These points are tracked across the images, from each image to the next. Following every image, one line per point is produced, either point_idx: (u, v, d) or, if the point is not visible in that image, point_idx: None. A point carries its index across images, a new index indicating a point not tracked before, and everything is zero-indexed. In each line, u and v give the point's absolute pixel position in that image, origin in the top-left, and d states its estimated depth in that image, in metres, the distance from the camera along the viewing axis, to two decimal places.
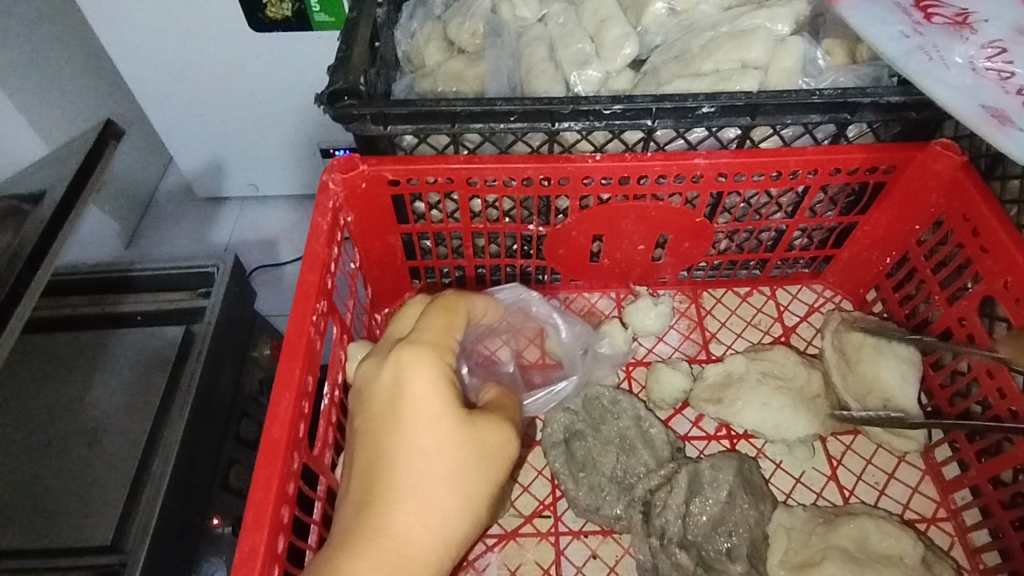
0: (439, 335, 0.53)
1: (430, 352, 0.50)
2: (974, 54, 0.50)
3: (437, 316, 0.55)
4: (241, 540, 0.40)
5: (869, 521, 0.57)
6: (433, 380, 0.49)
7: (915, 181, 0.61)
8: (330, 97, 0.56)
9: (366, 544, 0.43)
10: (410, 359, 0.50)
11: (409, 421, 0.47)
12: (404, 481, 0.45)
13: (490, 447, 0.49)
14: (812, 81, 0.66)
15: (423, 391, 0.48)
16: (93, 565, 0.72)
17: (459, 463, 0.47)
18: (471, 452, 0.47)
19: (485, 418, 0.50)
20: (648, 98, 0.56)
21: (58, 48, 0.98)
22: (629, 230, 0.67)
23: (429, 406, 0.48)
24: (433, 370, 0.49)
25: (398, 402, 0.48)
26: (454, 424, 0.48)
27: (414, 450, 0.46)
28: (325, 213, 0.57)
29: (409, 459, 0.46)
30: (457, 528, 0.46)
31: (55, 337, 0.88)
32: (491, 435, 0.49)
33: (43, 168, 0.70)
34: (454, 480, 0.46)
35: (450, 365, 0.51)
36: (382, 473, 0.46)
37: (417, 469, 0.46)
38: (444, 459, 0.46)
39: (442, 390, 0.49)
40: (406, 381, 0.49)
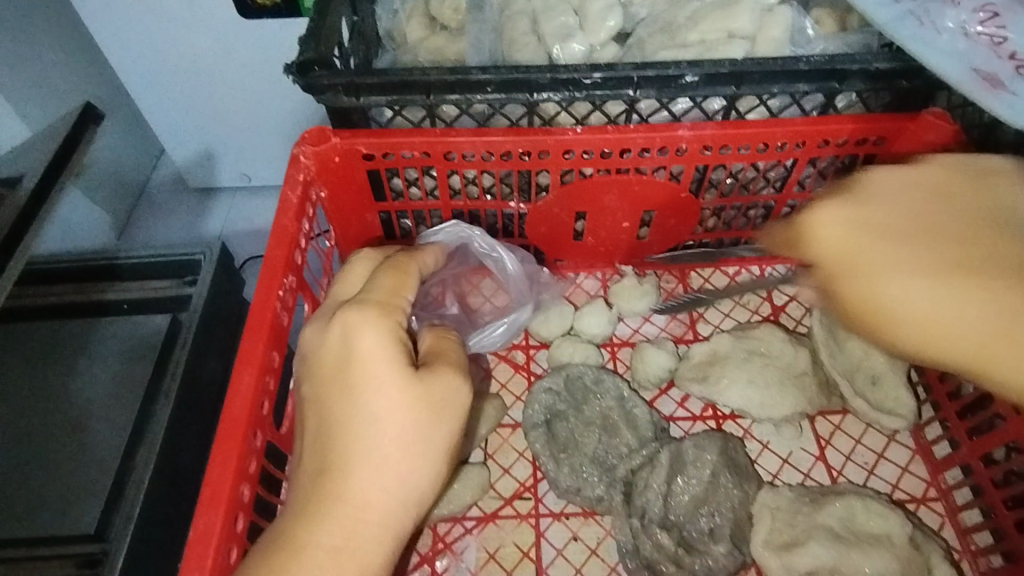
0: (388, 294, 0.51)
1: (377, 311, 0.48)
2: (966, 19, 0.48)
3: (388, 275, 0.52)
4: (196, 519, 0.39)
5: (857, 501, 0.56)
6: (380, 340, 0.46)
7: (905, 152, 0.59)
8: (300, 67, 0.54)
9: (323, 512, 0.43)
10: (356, 320, 0.47)
11: (358, 385, 0.45)
12: (356, 446, 0.44)
13: (444, 401, 0.47)
14: (801, 51, 0.64)
15: (371, 351, 0.46)
16: (77, 555, 0.70)
17: (411, 422, 0.45)
18: (424, 409, 0.46)
19: (437, 371, 0.48)
20: (628, 66, 0.54)
21: (42, 32, 0.96)
22: (613, 207, 0.65)
23: (376, 367, 0.46)
24: (380, 330, 0.47)
25: (347, 366, 0.46)
26: (403, 383, 0.46)
27: (364, 412, 0.45)
28: (295, 186, 0.56)
29: (360, 423, 0.44)
30: (415, 486, 0.45)
31: (37, 325, 0.86)
32: (444, 389, 0.47)
33: (20, 151, 0.68)
34: (410, 439, 0.45)
35: (400, 323, 0.49)
36: (334, 440, 0.45)
37: (369, 433, 0.44)
38: (395, 420, 0.45)
39: (389, 349, 0.46)
40: (353, 344, 0.47)
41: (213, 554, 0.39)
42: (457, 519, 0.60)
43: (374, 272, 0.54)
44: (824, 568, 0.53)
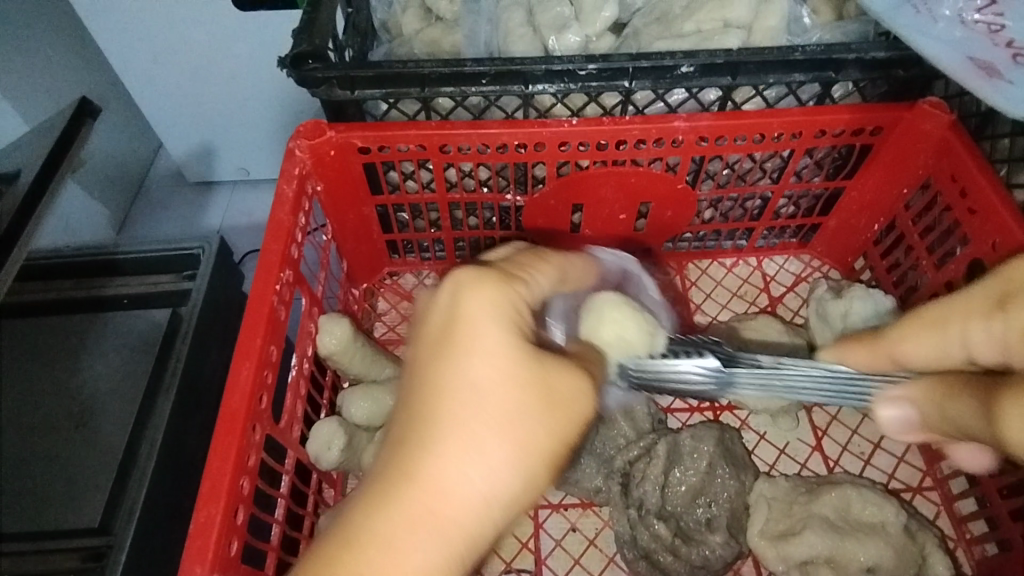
0: (517, 267, 0.42)
1: (498, 275, 0.39)
2: (961, 6, 0.49)
3: (528, 256, 0.44)
4: (195, 512, 0.39)
5: (852, 490, 0.56)
6: (493, 304, 0.38)
7: (902, 141, 0.59)
8: (294, 60, 0.54)
9: (388, 504, 0.33)
10: (466, 278, 0.39)
11: (458, 352, 0.37)
12: (442, 428, 0.35)
13: (564, 397, 0.38)
14: (797, 41, 0.64)
15: (481, 317, 0.37)
16: (81, 548, 0.70)
17: (515, 411, 0.36)
18: (538, 399, 0.36)
19: (564, 365, 0.39)
20: (624, 57, 0.54)
21: (37, 26, 0.95)
22: (610, 199, 0.65)
23: (486, 334, 0.37)
24: (496, 294, 0.38)
25: (446, 330, 0.37)
26: (517, 362, 0.37)
27: (461, 386, 0.36)
28: (290, 180, 0.56)
29: (454, 398, 0.36)
30: (507, 493, 0.35)
31: (38, 320, 0.87)
32: (566, 385, 0.38)
33: (16, 147, 0.68)
34: (512, 431, 0.35)
35: (521, 294, 0.40)
36: (415, 415, 0.36)
37: (459, 412, 0.35)
38: (496, 402, 0.36)
39: (507, 320, 0.37)
40: (463, 303, 0.38)
41: (213, 547, 0.39)
42: None
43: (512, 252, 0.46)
44: (820, 556, 0.54)
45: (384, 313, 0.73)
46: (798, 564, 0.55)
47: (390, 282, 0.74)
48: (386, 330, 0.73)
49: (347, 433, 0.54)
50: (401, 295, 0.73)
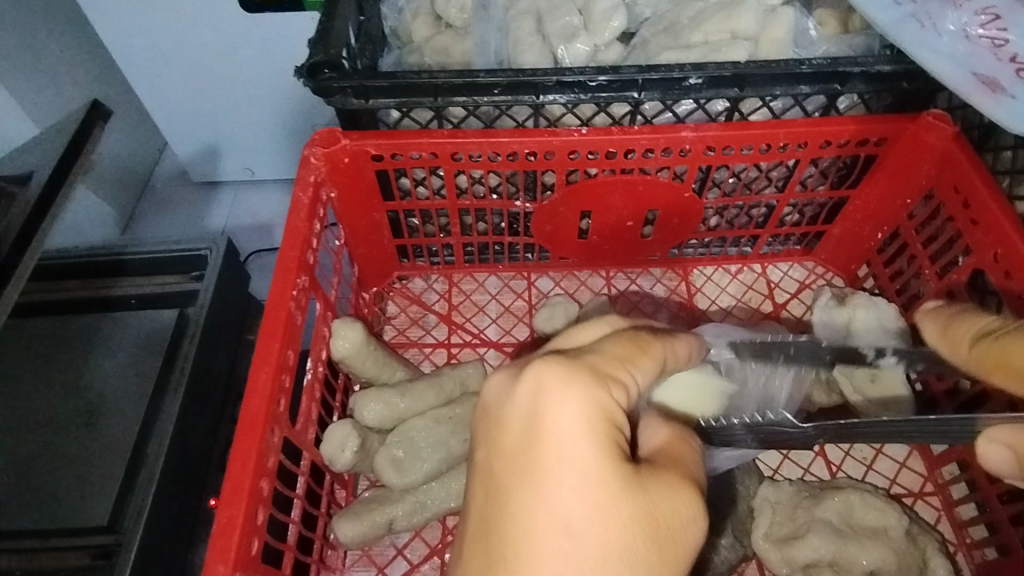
0: (610, 363, 0.39)
1: (590, 380, 0.37)
2: (967, 21, 0.49)
3: (624, 343, 0.42)
4: (218, 512, 0.40)
5: (855, 495, 0.57)
6: (585, 420, 0.35)
7: (907, 153, 0.59)
8: (310, 70, 0.55)
9: None
10: (555, 383, 0.36)
11: (549, 475, 0.35)
12: (539, 563, 0.34)
13: (665, 528, 0.36)
14: (803, 53, 0.65)
15: (572, 438, 0.35)
16: (90, 546, 0.72)
17: (613, 544, 0.34)
18: (635, 534, 0.35)
19: (663, 483, 0.37)
20: (633, 69, 0.55)
21: (47, 28, 0.96)
22: (618, 206, 0.66)
23: (577, 454, 0.35)
24: (587, 406, 0.36)
25: (535, 445, 0.36)
26: (612, 492, 0.35)
27: (553, 520, 0.34)
28: (306, 187, 0.57)
29: (546, 534, 0.34)
30: None
31: (47, 318, 0.88)
32: (667, 507, 0.36)
33: (29, 149, 0.69)
34: (606, 572, 0.34)
35: (614, 402, 0.37)
36: (509, 542, 0.35)
37: (557, 546, 0.34)
38: (593, 534, 0.34)
39: (600, 443, 0.35)
40: (551, 417, 0.36)
41: (235, 546, 0.40)
42: None
43: (603, 334, 0.43)
44: (824, 559, 0.55)
45: (393, 316, 0.74)
46: (802, 567, 0.56)
47: (399, 285, 0.75)
48: (395, 333, 0.74)
49: (360, 435, 0.55)
50: (411, 298, 0.74)
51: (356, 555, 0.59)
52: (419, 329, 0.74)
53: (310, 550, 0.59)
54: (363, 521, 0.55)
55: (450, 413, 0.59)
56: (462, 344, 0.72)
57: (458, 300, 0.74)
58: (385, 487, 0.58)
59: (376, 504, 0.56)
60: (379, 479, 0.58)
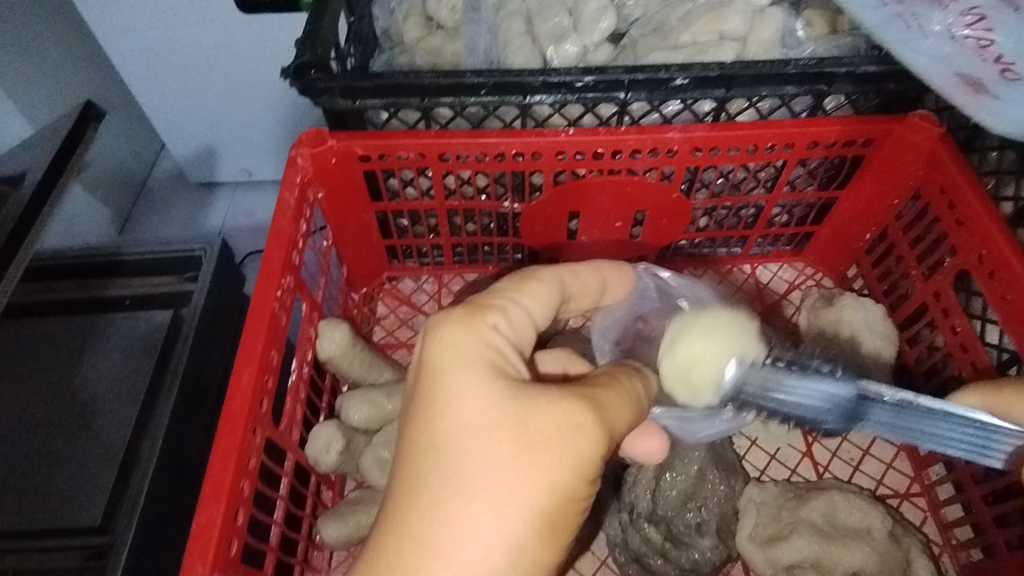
0: (489, 297, 0.44)
1: (461, 312, 0.42)
2: (952, 22, 0.49)
3: (511, 282, 0.47)
4: (197, 512, 0.40)
5: (838, 496, 0.57)
6: (454, 344, 0.40)
7: (893, 154, 0.59)
8: (297, 70, 0.55)
9: (375, 559, 0.36)
10: (432, 319, 0.42)
11: (426, 397, 0.39)
12: (418, 476, 0.37)
13: (541, 432, 0.37)
14: (792, 52, 0.65)
15: (444, 360, 0.40)
16: (84, 546, 0.72)
17: (484, 449, 0.37)
18: (505, 437, 0.37)
19: (541, 395, 0.38)
20: (620, 69, 0.55)
21: (42, 28, 0.96)
22: (606, 207, 0.66)
23: (452, 377, 0.39)
24: (455, 330, 0.41)
25: (419, 374, 0.41)
26: (480, 402, 0.38)
27: (429, 435, 0.38)
28: (292, 187, 0.57)
29: (425, 449, 0.38)
30: (482, 539, 0.35)
31: (41, 319, 0.87)
32: (544, 415, 0.37)
33: (22, 150, 0.69)
34: (478, 475, 0.36)
35: (487, 327, 0.41)
36: (398, 464, 0.39)
37: (432, 458, 0.37)
38: (464, 445, 0.37)
39: (467, 361, 0.39)
40: (428, 348, 0.41)
41: (215, 546, 0.40)
42: None
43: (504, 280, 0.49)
44: (807, 560, 0.55)
45: (383, 317, 0.74)
46: (786, 568, 0.56)
47: (389, 286, 0.75)
48: (385, 334, 0.74)
49: (345, 436, 0.55)
50: (400, 299, 0.74)
51: (343, 556, 0.59)
52: (409, 329, 0.74)
53: (296, 550, 0.59)
54: (348, 522, 0.55)
55: None
56: None
57: (448, 301, 0.74)
58: (371, 488, 0.58)
59: (361, 505, 0.56)
60: (365, 480, 0.58)
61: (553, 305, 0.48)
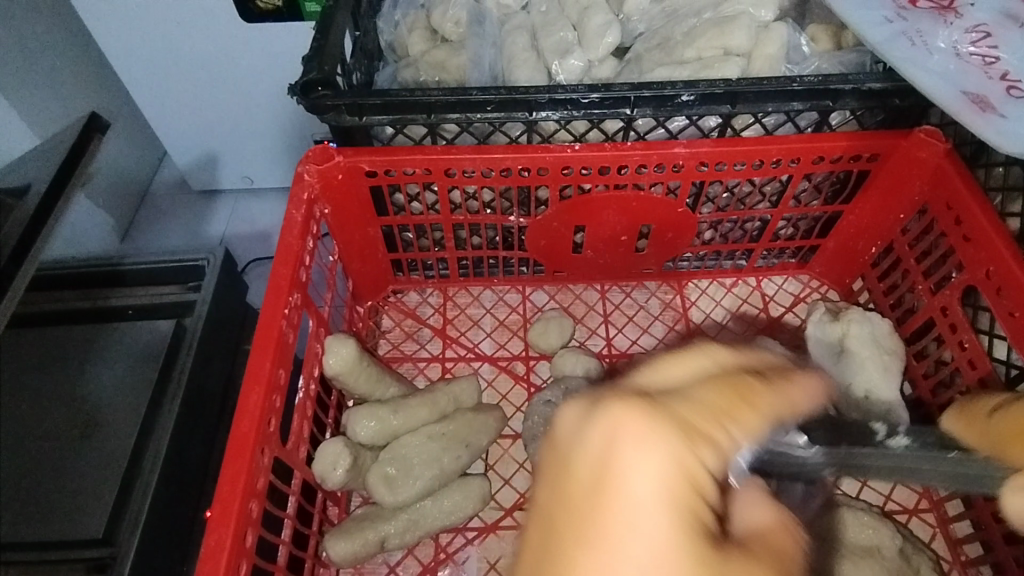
0: (710, 419, 0.33)
1: (680, 442, 0.31)
2: (958, 39, 0.51)
3: (730, 389, 0.35)
4: (206, 534, 0.40)
5: (847, 513, 0.57)
6: (667, 492, 0.30)
7: (899, 169, 0.59)
8: (303, 87, 0.55)
9: None
10: (636, 433, 0.31)
11: (610, 544, 0.29)
12: None
13: None
14: (795, 69, 0.64)
15: (647, 506, 0.30)
16: (86, 558, 0.71)
17: None
18: None
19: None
20: (626, 86, 0.56)
21: (47, 39, 0.97)
22: (611, 221, 0.66)
23: (649, 525, 0.29)
24: (670, 468, 0.30)
25: (601, 501, 0.30)
26: None
27: None
28: (299, 205, 0.57)
29: None
30: None
31: (44, 330, 0.87)
32: None
33: (27, 161, 0.69)
34: None
35: (704, 471, 0.31)
36: None
37: None
38: None
39: (680, 522, 0.29)
40: (623, 470, 0.30)
41: (224, 569, 0.40)
42: (459, 529, 0.61)
43: (710, 372, 0.36)
44: None
45: (388, 331, 0.74)
46: None
47: (394, 299, 0.75)
48: (390, 347, 0.73)
49: (352, 453, 0.55)
50: (405, 312, 0.74)
51: (348, 572, 0.59)
52: (414, 343, 0.73)
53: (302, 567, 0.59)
54: (356, 539, 0.54)
55: (442, 430, 0.59)
56: (457, 358, 0.72)
57: (453, 313, 0.74)
58: (377, 504, 0.57)
59: (368, 521, 0.56)
60: (371, 496, 0.58)
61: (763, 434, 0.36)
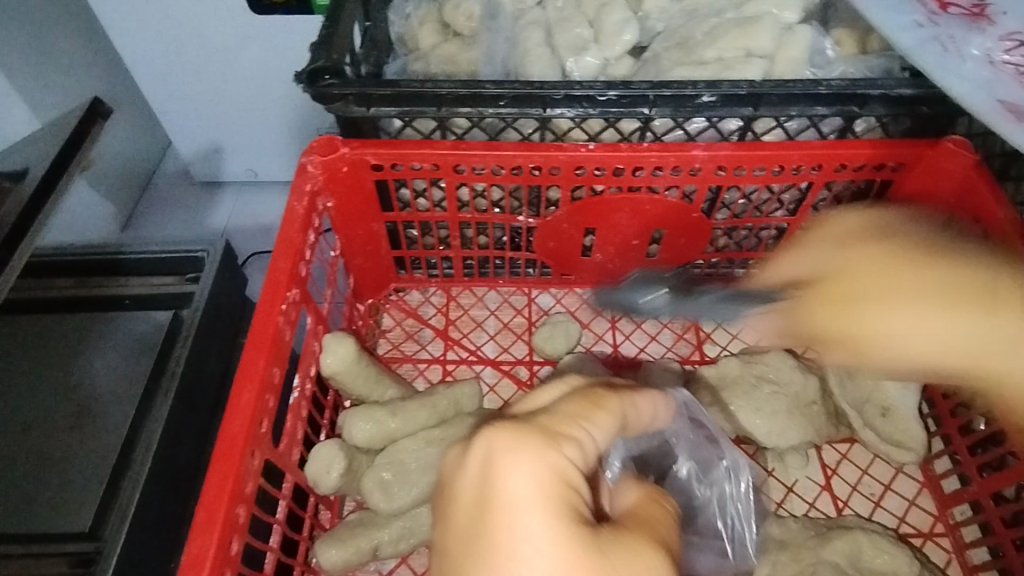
0: (562, 422, 0.37)
1: (540, 443, 0.34)
2: (992, 47, 0.48)
3: (578, 404, 0.39)
4: (189, 542, 0.38)
5: (863, 536, 0.56)
6: (539, 483, 0.33)
7: (924, 179, 0.59)
8: (310, 75, 0.53)
9: None
10: (504, 443, 0.34)
11: (504, 548, 0.31)
12: None
13: None
14: (820, 73, 0.62)
15: (524, 502, 0.32)
16: (70, 553, 0.68)
17: None
18: None
19: (628, 550, 0.33)
20: (645, 84, 0.53)
21: (52, 21, 0.94)
22: (624, 225, 0.64)
23: (532, 517, 0.32)
24: (538, 463, 0.33)
25: (487, 511, 0.33)
26: (575, 559, 0.31)
27: None
28: (301, 196, 0.55)
29: None
30: None
31: (35, 317, 0.85)
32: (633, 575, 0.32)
33: (23, 146, 0.67)
34: None
35: (569, 461, 0.35)
36: None
37: None
38: None
39: (555, 506, 0.32)
40: (499, 480, 0.33)
41: None
42: None
43: (559, 396, 0.41)
44: None
45: (388, 330, 0.72)
46: None
47: (396, 297, 0.73)
48: (390, 347, 0.71)
49: (347, 456, 0.53)
50: (407, 311, 0.72)
51: None
52: (414, 343, 0.71)
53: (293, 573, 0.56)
54: (348, 546, 0.52)
55: (443, 435, 0.57)
56: (458, 360, 0.70)
57: (456, 315, 0.72)
58: (371, 510, 0.55)
59: (361, 528, 0.54)
60: (366, 502, 0.56)
61: (614, 437, 0.40)
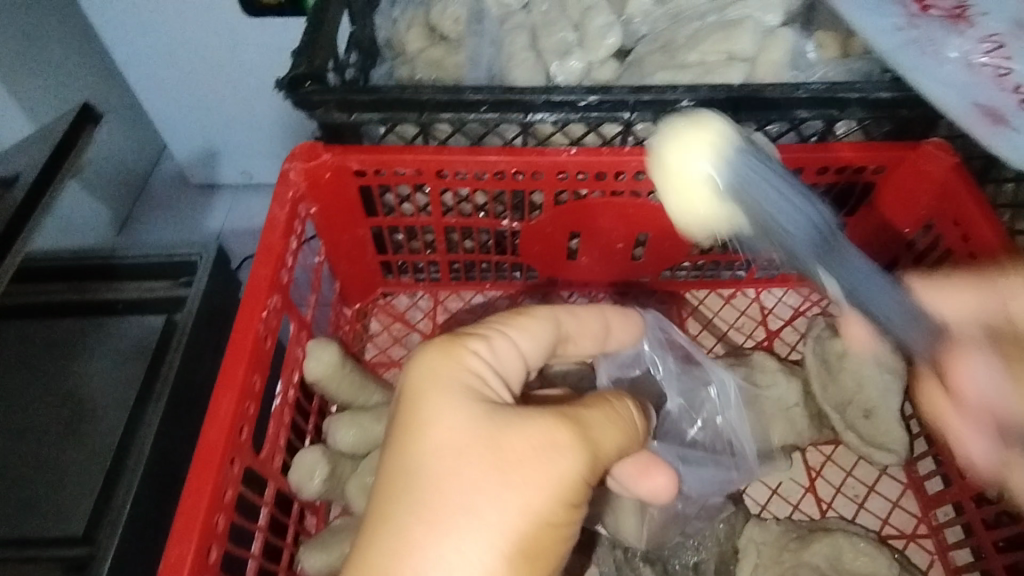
0: (476, 327, 0.45)
1: (443, 341, 0.42)
2: (971, 49, 0.47)
3: (501, 316, 0.47)
4: (168, 548, 0.39)
5: (842, 539, 0.56)
6: (435, 368, 0.40)
7: (905, 182, 0.58)
8: (291, 82, 0.54)
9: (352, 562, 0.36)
10: (417, 348, 0.43)
11: (409, 421, 0.39)
12: (402, 489, 0.37)
13: (519, 450, 0.37)
14: (802, 75, 0.63)
15: (425, 383, 0.40)
16: (63, 558, 0.69)
17: (465, 463, 0.36)
18: (487, 453, 0.36)
19: (520, 415, 0.38)
20: (626, 89, 0.54)
21: (45, 25, 0.95)
22: (608, 228, 0.64)
23: (428, 394, 0.39)
24: (438, 355, 0.41)
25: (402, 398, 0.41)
26: (460, 421, 0.38)
27: (409, 455, 0.38)
28: (284, 203, 0.55)
29: (405, 466, 0.37)
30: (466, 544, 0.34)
31: (27, 323, 0.85)
32: (516, 431, 0.37)
33: (14, 151, 0.67)
34: (461, 483, 0.36)
35: (469, 351, 0.42)
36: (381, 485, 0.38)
37: (411, 475, 0.37)
38: (442, 464, 0.36)
39: (448, 384, 0.40)
40: (409, 374, 0.41)
41: None
42: None
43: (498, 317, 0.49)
44: None
45: (375, 334, 0.72)
46: None
47: (383, 302, 0.73)
48: (377, 351, 0.72)
49: (330, 462, 0.54)
50: (393, 316, 0.72)
51: None
52: (401, 348, 0.72)
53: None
54: (333, 552, 0.52)
55: None
56: None
57: (443, 319, 0.72)
58: (355, 515, 0.56)
59: (345, 533, 0.54)
60: (350, 507, 0.56)
61: (542, 342, 0.47)
